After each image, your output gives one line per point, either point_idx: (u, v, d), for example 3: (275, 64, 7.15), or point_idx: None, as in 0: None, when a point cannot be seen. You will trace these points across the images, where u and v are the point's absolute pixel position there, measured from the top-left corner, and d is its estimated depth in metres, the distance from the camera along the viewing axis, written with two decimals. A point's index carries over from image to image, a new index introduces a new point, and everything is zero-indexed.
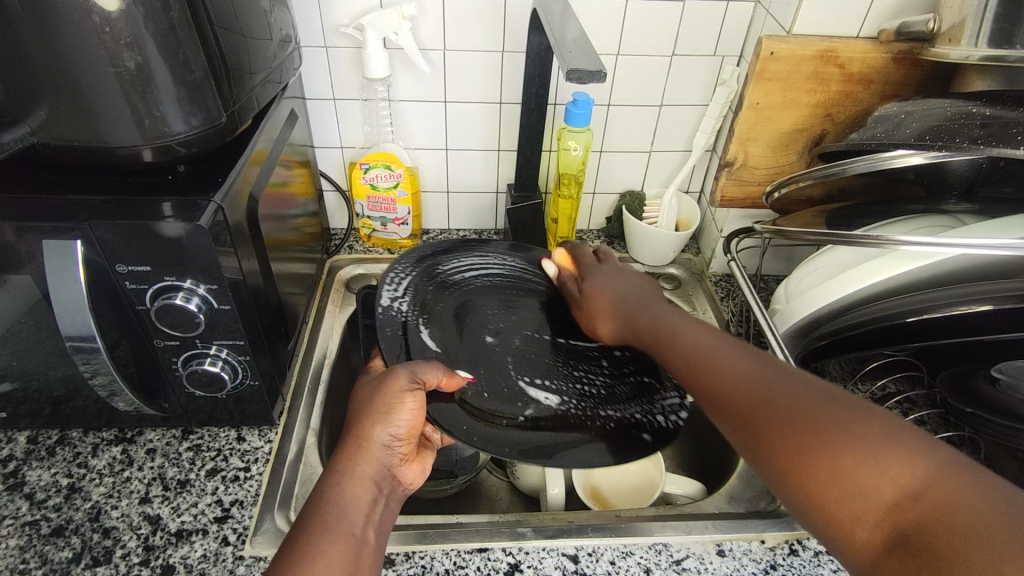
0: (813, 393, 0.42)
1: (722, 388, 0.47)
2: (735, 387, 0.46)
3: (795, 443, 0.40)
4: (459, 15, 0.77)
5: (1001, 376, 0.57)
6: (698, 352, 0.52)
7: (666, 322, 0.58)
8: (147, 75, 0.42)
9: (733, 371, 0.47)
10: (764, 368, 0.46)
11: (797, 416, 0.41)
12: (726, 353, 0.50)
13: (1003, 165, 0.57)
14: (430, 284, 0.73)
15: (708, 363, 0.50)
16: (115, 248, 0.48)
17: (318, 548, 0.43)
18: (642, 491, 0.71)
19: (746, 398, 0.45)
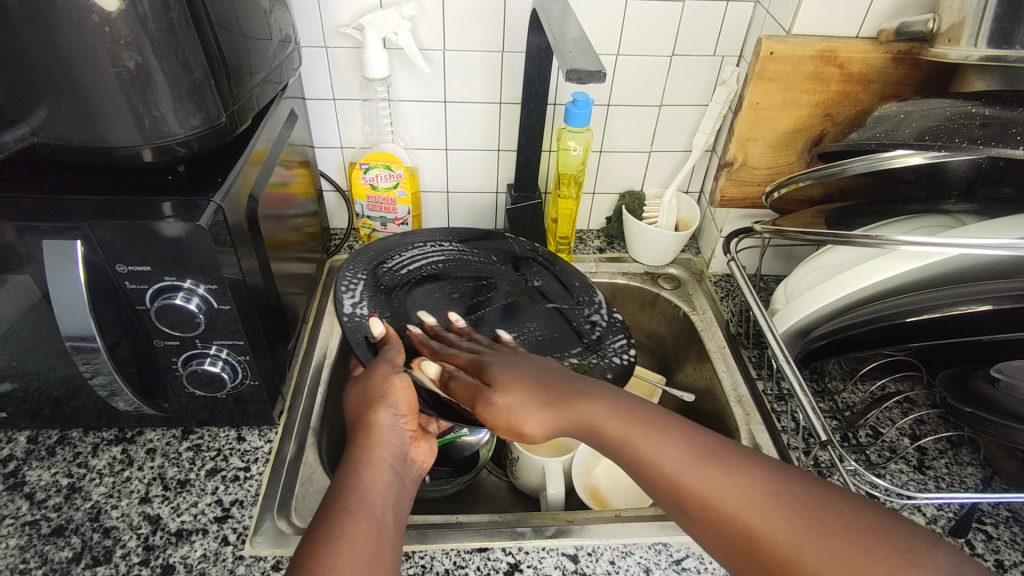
0: (821, 506, 0.42)
1: (675, 475, 0.45)
2: (690, 473, 0.44)
3: (788, 542, 0.40)
4: (459, 15, 0.77)
5: (1001, 376, 0.57)
6: (639, 419, 0.49)
7: (618, 422, 0.49)
8: (148, 75, 0.42)
9: (686, 448, 0.46)
10: (713, 444, 0.46)
11: (795, 515, 0.41)
12: (666, 427, 0.47)
13: (1003, 165, 0.57)
14: (386, 285, 0.71)
15: (658, 435, 0.47)
16: (116, 248, 0.48)
17: (342, 529, 0.43)
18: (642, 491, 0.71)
19: (711, 492, 0.43)
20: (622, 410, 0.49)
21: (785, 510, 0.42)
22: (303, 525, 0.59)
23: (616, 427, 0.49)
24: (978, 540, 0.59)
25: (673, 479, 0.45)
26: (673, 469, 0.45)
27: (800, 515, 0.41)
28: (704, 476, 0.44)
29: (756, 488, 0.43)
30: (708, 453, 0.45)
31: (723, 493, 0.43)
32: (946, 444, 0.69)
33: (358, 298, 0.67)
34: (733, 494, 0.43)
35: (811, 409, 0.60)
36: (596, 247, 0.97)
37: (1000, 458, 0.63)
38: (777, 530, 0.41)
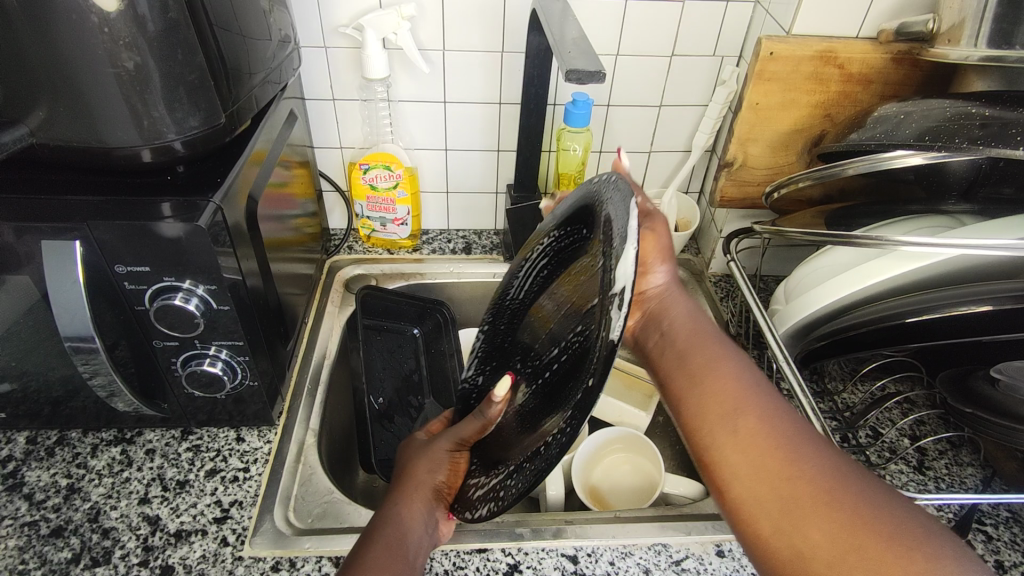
0: (801, 436, 0.42)
1: (704, 388, 0.47)
2: (724, 398, 0.45)
3: (761, 480, 0.41)
4: (459, 14, 0.77)
5: (1001, 376, 0.57)
6: (701, 350, 0.49)
7: (687, 321, 0.52)
8: (146, 76, 0.42)
9: (731, 384, 0.46)
10: (769, 393, 0.45)
11: (764, 436, 0.43)
12: (729, 359, 0.48)
13: (1003, 165, 0.57)
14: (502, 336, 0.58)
15: (706, 366, 0.48)
16: (115, 249, 0.48)
17: (381, 563, 0.44)
18: (642, 492, 0.71)
19: (727, 420, 0.44)
20: (695, 339, 0.50)
21: (778, 453, 0.42)
22: (303, 526, 0.59)
23: (681, 346, 0.50)
24: (979, 540, 0.59)
25: (701, 391, 0.47)
26: (703, 391, 0.46)
27: (790, 466, 0.41)
28: (726, 407, 0.45)
29: (766, 431, 0.43)
30: (753, 396, 0.45)
31: (736, 422, 0.44)
32: (946, 444, 0.69)
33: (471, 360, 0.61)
34: (722, 391, 0.46)
35: (810, 409, 0.60)
36: None
37: (1000, 458, 0.63)
38: (733, 428, 0.44)
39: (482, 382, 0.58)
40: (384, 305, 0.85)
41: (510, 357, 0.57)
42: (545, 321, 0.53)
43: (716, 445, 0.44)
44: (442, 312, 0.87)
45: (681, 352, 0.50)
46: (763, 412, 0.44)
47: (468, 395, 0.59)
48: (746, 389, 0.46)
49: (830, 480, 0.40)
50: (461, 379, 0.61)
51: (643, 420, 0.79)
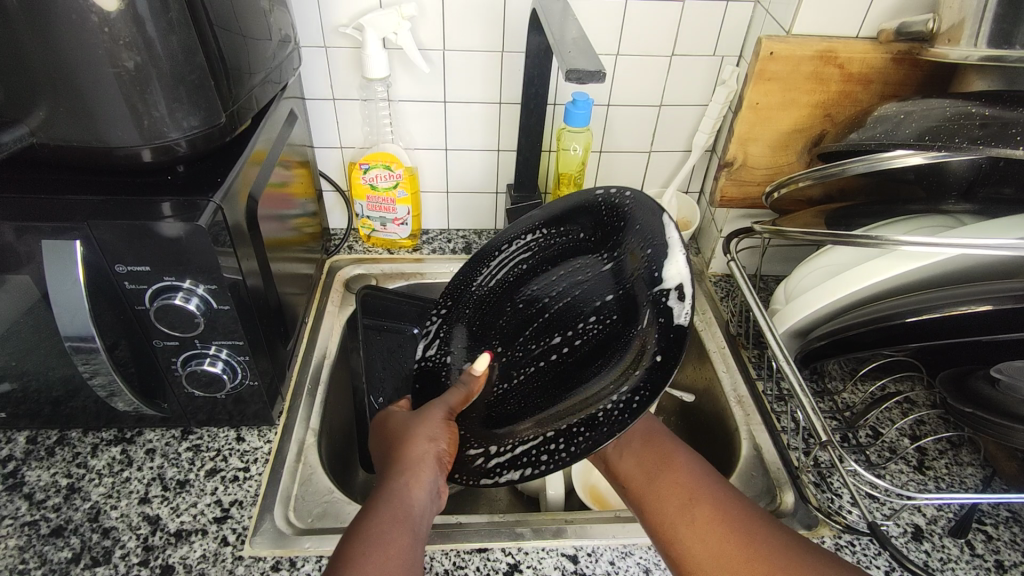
0: (755, 518, 0.48)
1: (665, 493, 0.52)
2: (683, 498, 0.51)
3: (729, 566, 0.46)
4: (460, 14, 0.77)
5: (1001, 376, 0.57)
6: (656, 448, 0.57)
7: (649, 437, 0.58)
8: (147, 76, 0.42)
9: (679, 474, 0.53)
10: (719, 484, 0.52)
11: (724, 519, 0.48)
12: (664, 443, 0.57)
13: (1003, 165, 0.57)
14: (472, 316, 0.69)
15: (661, 463, 0.55)
16: (114, 248, 0.48)
17: (380, 535, 0.42)
18: None
19: (694, 514, 0.50)
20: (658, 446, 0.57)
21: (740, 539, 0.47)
22: (303, 525, 0.59)
23: (625, 439, 0.59)
24: (979, 540, 0.59)
25: (661, 500, 0.52)
26: (663, 487, 0.53)
27: (750, 549, 0.46)
28: (690, 506, 0.50)
29: (730, 517, 0.49)
30: (697, 481, 0.52)
31: (700, 517, 0.49)
32: (946, 444, 0.69)
33: (432, 340, 0.68)
34: (676, 475, 0.53)
35: (811, 409, 0.59)
36: None
37: (1000, 458, 0.63)
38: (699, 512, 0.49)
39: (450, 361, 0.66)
40: (382, 304, 0.82)
41: (485, 336, 0.66)
42: (547, 294, 0.66)
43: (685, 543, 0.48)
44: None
45: (633, 452, 0.58)
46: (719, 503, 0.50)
47: (431, 372, 0.65)
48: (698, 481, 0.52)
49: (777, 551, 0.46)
50: (420, 357, 0.67)
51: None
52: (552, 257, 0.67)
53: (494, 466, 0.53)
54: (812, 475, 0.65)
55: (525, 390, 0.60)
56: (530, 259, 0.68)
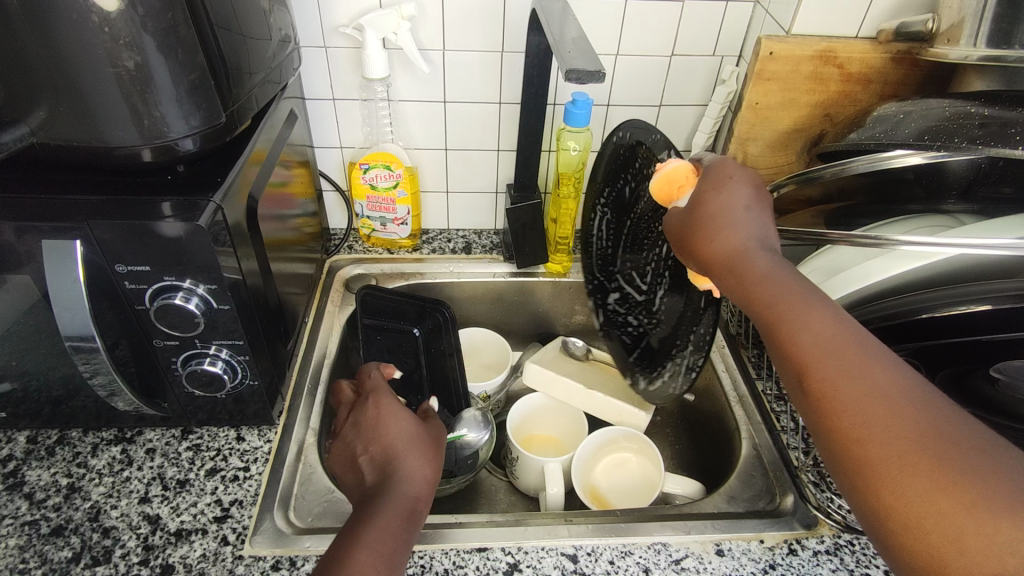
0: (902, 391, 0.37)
1: (848, 414, 0.37)
2: (880, 423, 0.36)
3: (864, 429, 0.36)
4: (460, 14, 0.77)
5: (1000, 376, 0.55)
6: (773, 287, 0.43)
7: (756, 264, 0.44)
8: (147, 76, 0.42)
9: (856, 376, 0.38)
10: (865, 349, 0.39)
11: (874, 396, 0.37)
12: (831, 317, 0.41)
13: (1003, 164, 0.58)
14: (611, 282, 0.75)
15: (826, 352, 0.39)
16: (115, 248, 0.48)
17: (383, 531, 0.46)
18: (642, 490, 0.71)
19: (896, 448, 0.35)
20: (828, 336, 0.40)
21: (947, 468, 0.34)
22: (303, 526, 0.59)
23: (763, 303, 0.43)
24: None
25: (828, 412, 0.38)
26: (784, 332, 0.41)
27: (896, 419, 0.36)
28: (877, 417, 0.36)
29: (918, 440, 0.35)
30: (882, 391, 0.37)
31: (902, 456, 0.35)
32: None
33: (609, 316, 0.76)
34: (805, 327, 0.41)
35: None
36: None
37: None
38: (840, 373, 0.38)
39: (635, 324, 0.71)
40: (382, 303, 0.81)
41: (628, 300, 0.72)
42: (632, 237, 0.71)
43: (892, 499, 0.35)
44: (443, 313, 0.80)
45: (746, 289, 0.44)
46: (912, 426, 0.35)
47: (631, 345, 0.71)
48: (900, 391, 0.37)
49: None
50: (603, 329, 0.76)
51: (644, 419, 0.79)
52: (627, 210, 0.71)
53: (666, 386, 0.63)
54: (813, 474, 0.65)
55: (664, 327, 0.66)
56: (611, 222, 0.74)
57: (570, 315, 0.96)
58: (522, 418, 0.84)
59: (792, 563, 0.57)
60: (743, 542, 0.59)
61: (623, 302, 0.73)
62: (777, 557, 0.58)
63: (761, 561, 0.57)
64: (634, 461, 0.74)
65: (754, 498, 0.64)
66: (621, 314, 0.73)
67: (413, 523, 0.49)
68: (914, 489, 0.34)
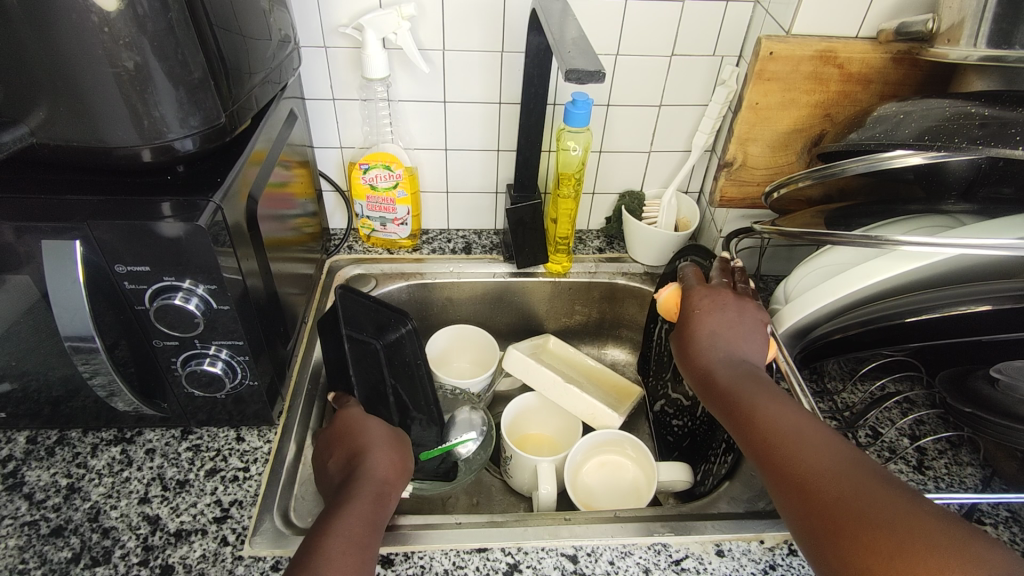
0: (846, 463, 0.44)
1: (808, 481, 0.44)
2: (830, 484, 0.43)
3: (817, 498, 0.43)
4: (460, 15, 0.77)
5: (1001, 376, 0.56)
6: (739, 389, 0.54)
7: (727, 376, 0.56)
8: (147, 76, 0.42)
9: (808, 452, 0.46)
10: (818, 435, 0.47)
11: (827, 468, 0.44)
12: (785, 404, 0.51)
13: (1003, 166, 0.56)
14: (665, 376, 0.84)
15: (783, 432, 0.48)
16: (115, 248, 0.48)
17: (353, 521, 0.48)
18: (626, 493, 0.71)
19: (854, 502, 0.42)
20: (788, 421, 0.49)
21: (886, 527, 0.40)
22: (303, 526, 0.59)
23: (733, 401, 0.53)
24: None
25: (792, 483, 0.45)
26: (755, 423, 0.50)
27: (846, 485, 0.43)
28: (828, 482, 0.44)
29: (862, 503, 0.41)
30: (833, 465, 0.44)
31: (866, 514, 0.41)
32: (946, 444, 0.69)
33: (659, 407, 0.85)
34: (772, 415, 0.50)
35: None
36: (596, 247, 0.97)
37: (999, 458, 0.63)
38: (802, 452, 0.46)
39: (679, 423, 0.80)
40: (357, 311, 0.69)
41: (673, 401, 0.82)
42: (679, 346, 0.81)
43: (844, 554, 0.40)
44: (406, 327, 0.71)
45: (728, 393, 0.54)
46: (857, 490, 0.42)
47: (673, 439, 0.81)
48: (841, 458, 0.45)
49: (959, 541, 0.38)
50: (648, 415, 0.88)
51: (616, 420, 0.79)
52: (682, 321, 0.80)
53: (698, 487, 0.73)
54: None
55: (702, 437, 0.76)
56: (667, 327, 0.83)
57: (570, 314, 0.96)
58: (516, 417, 0.84)
59: (792, 564, 0.57)
60: (744, 543, 0.59)
61: (671, 403, 0.83)
62: (777, 557, 0.58)
63: (761, 561, 0.57)
64: (620, 464, 0.74)
65: (753, 498, 0.64)
66: (666, 409, 0.83)
67: (382, 506, 0.52)
68: (862, 546, 0.40)
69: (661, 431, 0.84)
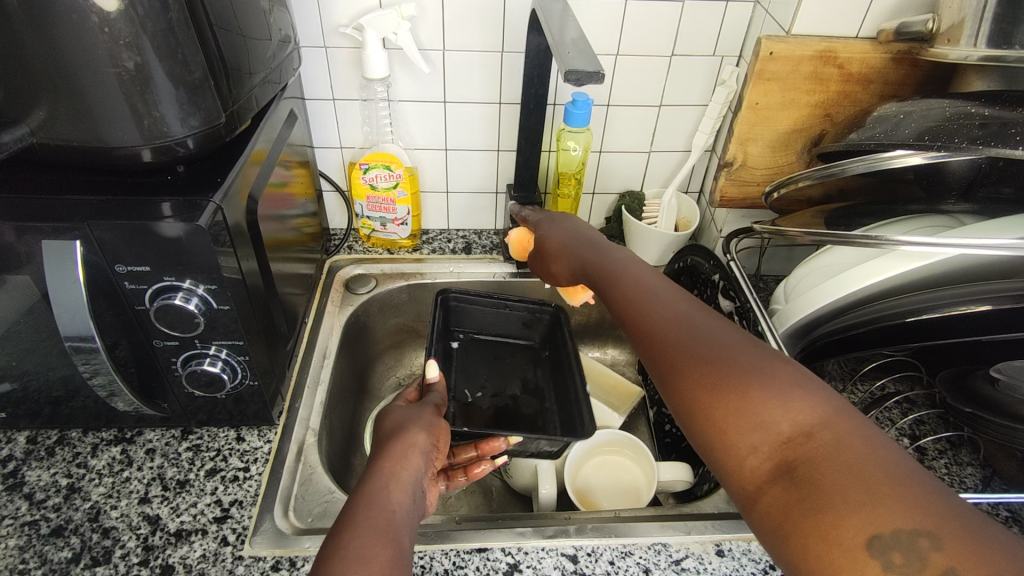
0: (726, 341, 0.43)
1: (688, 373, 0.42)
2: (702, 370, 0.41)
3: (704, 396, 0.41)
4: (460, 15, 0.77)
5: (1000, 376, 0.55)
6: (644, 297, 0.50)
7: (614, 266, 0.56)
8: (147, 76, 0.42)
9: (702, 354, 0.42)
10: (717, 337, 0.43)
11: (714, 358, 0.42)
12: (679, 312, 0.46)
13: (1003, 165, 0.56)
14: None
15: (681, 341, 0.44)
16: (115, 248, 0.48)
17: (367, 541, 0.41)
18: (627, 495, 0.71)
19: (747, 408, 0.39)
20: (685, 329, 0.45)
21: (761, 410, 0.38)
22: (303, 526, 0.59)
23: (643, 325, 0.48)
24: None
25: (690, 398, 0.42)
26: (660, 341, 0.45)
27: (719, 366, 0.41)
28: (707, 374, 0.41)
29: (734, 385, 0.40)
30: (708, 347, 0.43)
31: (748, 403, 0.39)
32: (946, 444, 0.69)
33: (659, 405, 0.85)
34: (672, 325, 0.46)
35: None
36: None
37: (1000, 458, 0.63)
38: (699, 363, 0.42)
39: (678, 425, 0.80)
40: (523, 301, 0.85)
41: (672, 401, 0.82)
42: None
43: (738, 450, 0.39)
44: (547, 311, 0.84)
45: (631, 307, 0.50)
46: (726, 370, 0.41)
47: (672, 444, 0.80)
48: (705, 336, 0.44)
49: (852, 418, 0.36)
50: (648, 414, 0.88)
51: (618, 421, 0.81)
52: None
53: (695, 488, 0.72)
54: None
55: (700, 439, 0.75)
56: None
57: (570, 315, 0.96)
58: None
59: None
60: (744, 543, 0.59)
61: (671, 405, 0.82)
62: None
63: (761, 561, 0.57)
64: (625, 467, 0.74)
65: None
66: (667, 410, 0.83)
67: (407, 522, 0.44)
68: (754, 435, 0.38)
69: (660, 431, 0.84)
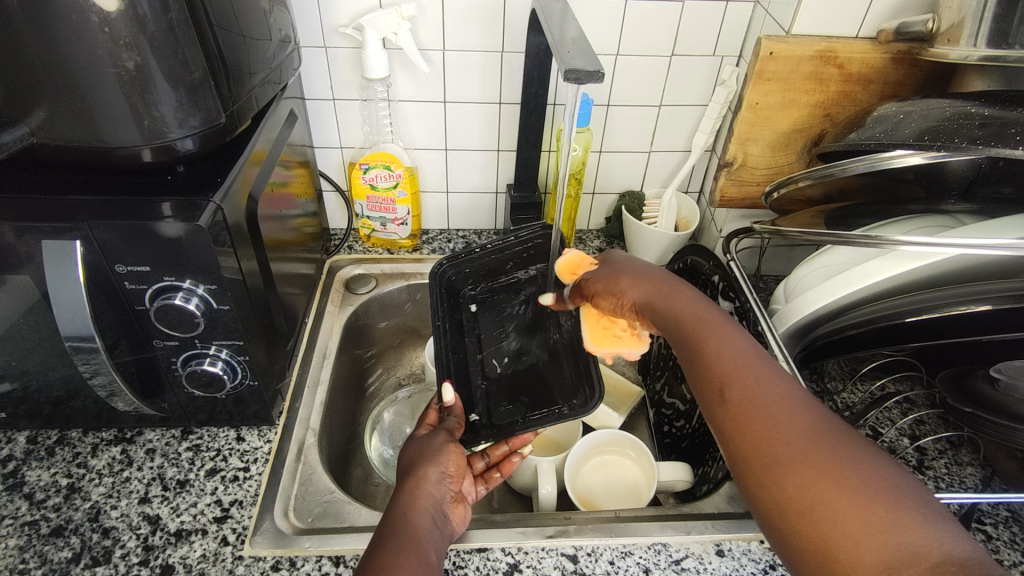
0: (814, 421, 0.43)
1: (768, 450, 0.43)
2: (792, 449, 0.42)
3: (792, 473, 0.41)
4: (460, 15, 0.77)
5: (1001, 376, 0.56)
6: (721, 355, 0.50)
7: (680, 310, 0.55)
8: (146, 76, 0.42)
9: (789, 429, 0.43)
10: (806, 415, 0.44)
11: (808, 444, 0.42)
12: (762, 377, 0.47)
13: (1003, 165, 0.56)
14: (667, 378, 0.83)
15: (769, 418, 0.44)
16: (115, 248, 0.48)
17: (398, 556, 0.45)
18: (629, 496, 0.71)
19: (843, 501, 0.39)
20: (777, 402, 0.45)
21: (866, 500, 0.38)
22: (303, 526, 0.59)
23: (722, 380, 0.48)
24: (978, 540, 0.59)
25: (768, 473, 0.42)
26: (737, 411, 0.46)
27: (810, 452, 0.41)
28: (800, 450, 0.42)
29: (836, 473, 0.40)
30: (802, 427, 0.43)
31: (844, 487, 0.39)
32: (946, 444, 0.69)
33: (659, 405, 0.85)
34: (760, 391, 0.46)
35: None
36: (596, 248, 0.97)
37: (999, 458, 0.63)
38: (788, 446, 0.42)
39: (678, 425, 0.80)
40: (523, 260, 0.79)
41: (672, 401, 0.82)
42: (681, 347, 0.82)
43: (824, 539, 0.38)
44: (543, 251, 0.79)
45: (704, 358, 0.50)
46: (827, 455, 0.41)
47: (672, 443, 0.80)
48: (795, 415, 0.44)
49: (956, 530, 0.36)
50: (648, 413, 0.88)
51: (617, 420, 0.81)
52: None
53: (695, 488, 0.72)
54: None
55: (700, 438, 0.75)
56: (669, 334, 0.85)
57: None
58: None
59: None
60: (744, 543, 0.59)
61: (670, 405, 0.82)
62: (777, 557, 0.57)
63: (761, 561, 0.57)
64: (625, 467, 0.74)
65: None
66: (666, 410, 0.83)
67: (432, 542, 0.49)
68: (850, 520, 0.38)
69: (660, 431, 0.84)
